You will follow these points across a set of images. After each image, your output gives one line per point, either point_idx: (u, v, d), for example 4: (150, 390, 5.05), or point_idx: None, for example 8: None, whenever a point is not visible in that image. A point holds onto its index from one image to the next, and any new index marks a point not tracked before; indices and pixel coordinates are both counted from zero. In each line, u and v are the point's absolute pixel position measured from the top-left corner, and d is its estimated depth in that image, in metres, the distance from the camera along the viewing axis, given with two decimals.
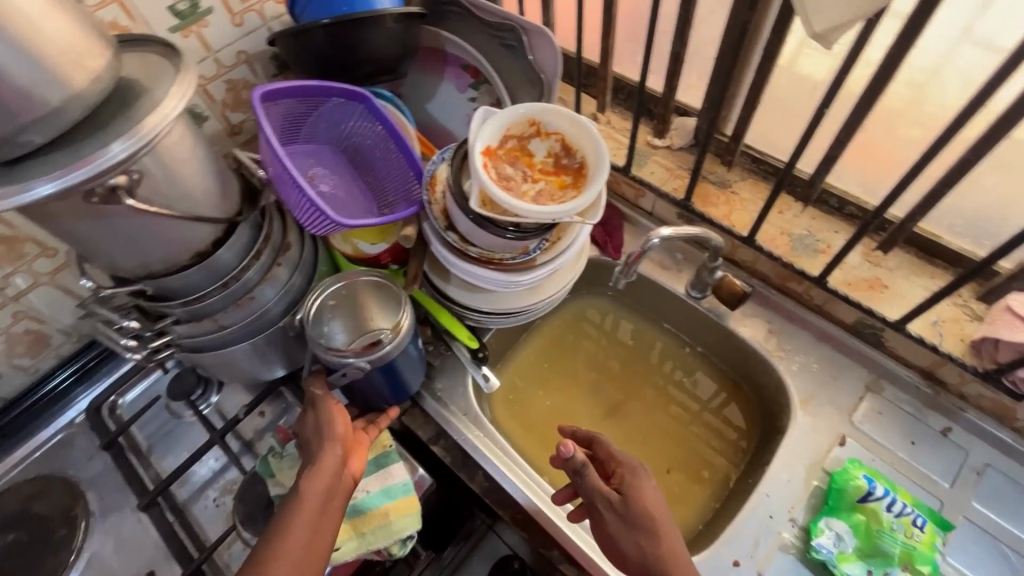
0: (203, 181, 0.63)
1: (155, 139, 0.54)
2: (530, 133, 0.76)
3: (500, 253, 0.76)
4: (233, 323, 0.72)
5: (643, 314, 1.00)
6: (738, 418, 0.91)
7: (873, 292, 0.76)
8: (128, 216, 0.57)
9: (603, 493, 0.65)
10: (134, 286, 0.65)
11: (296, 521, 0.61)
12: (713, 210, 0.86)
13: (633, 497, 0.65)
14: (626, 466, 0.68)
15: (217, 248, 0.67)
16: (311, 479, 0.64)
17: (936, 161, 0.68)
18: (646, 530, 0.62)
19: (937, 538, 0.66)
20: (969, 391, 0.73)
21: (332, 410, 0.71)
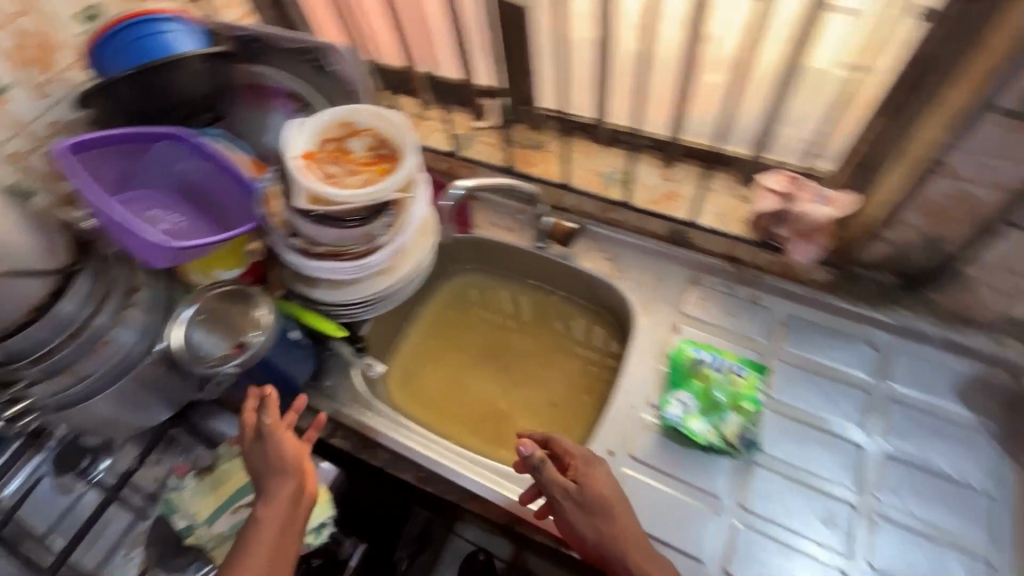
0: (20, 236, 0.66)
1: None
2: (345, 133, 0.83)
3: (347, 244, 0.81)
4: (93, 371, 0.73)
5: (508, 278, 1.10)
6: (606, 341, 1.02)
7: (666, 201, 0.93)
8: None
9: (563, 485, 0.69)
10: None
11: (254, 554, 0.64)
12: (533, 168, 1.00)
13: (593, 491, 0.69)
14: (582, 464, 0.72)
15: (56, 302, 0.69)
16: (265, 511, 0.67)
17: (672, 84, 0.83)
18: (602, 512, 0.67)
19: (756, 380, 0.80)
20: (760, 261, 0.89)
21: (281, 438, 0.72)
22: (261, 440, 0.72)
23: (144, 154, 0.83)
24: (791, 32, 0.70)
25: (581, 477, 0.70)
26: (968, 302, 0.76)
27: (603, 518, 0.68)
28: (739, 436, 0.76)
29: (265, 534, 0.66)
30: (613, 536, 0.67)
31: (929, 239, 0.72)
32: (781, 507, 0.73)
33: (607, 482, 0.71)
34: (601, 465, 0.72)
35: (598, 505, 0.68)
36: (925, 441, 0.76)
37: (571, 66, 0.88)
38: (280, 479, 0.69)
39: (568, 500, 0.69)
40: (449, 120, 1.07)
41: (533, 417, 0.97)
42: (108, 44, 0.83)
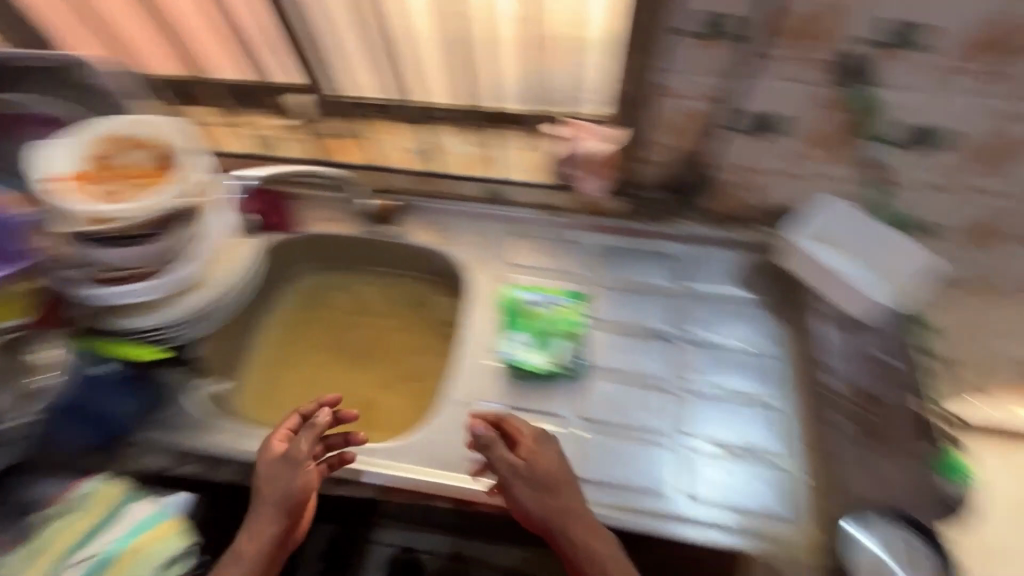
0: None
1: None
2: (113, 149, 0.78)
3: (149, 265, 0.77)
4: None
5: (347, 268, 1.08)
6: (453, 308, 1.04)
7: (473, 166, 1.01)
8: None
9: (519, 465, 0.71)
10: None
11: None
12: (351, 156, 1.04)
13: (547, 477, 0.71)
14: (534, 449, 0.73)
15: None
16: (248, 547, 0.68)
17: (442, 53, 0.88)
18: (549, 488, 0.70)
19: (579, 306, 0.89)
20: (567, 203, 0.99)
21: (288, 472, 0.71)
22: (280, 463, 0.71)
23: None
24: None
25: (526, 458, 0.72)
26: (728, 201, 0.91)
27: (557, 503, 0.69)
28: (570, 358, 0.85)
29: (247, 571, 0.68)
30: (566, 512, 0.69)
31: (680, 153, 0.85)
32: (612, 409, 0.83)
33: (562, 468, 0.72)
34: (549, 443, 0.74)
35: (548, 489, 0.70)
36: (719, 324, 0.89)
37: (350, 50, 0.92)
38: (271, 515, 0.69)
39: (521, 480, 0.71)
40: (252, 125, 1.05)
41: (394, 396, 0.97)
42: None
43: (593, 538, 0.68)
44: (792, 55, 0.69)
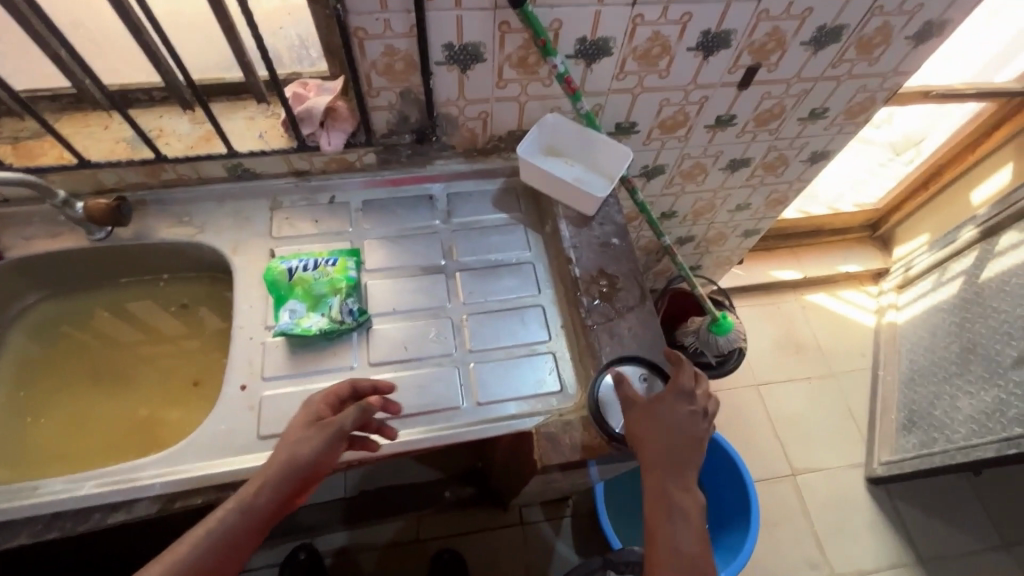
0: None
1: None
2: None
3: None
4: None
5: (93, 289, 0.97)
6: (228, 299, 0.99)
7: (204, 144, 0.92)
8: None
9: (648, 405, 0.76)
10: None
11: (223, 523, 0.65)
12: (44, 158, 0.88)
13: (680, 428, 0.75)
14: (684, 392, 0.76)
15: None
16: (256, 502, 0.66)
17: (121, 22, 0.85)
18: (680, 460, 0.73)
19: (348, 262, 0.90)
20: (320, 166, 0.97)
21: (320, 441, 0.69)
22: (319, 429, 0.69)
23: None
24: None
25: (665, 397, 0.76)
26: (465, 135, 0.98)
27: (673, 447, 0.73)
28: (347, 312, 0.85)
29: (239, 529, 0.66)
30: (668, 458, 0.73)
31: (404, 93, 0.88)
32: (399, 348, 0.86)
33: (692, 427, 0.75)
34: (685, 405, 0.76)
35: (663, 432, 0.74)
36: (486, 248, 0.97)
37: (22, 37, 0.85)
38: (283, 487, 0.67)
39: (637, 414, 0.76)
40: None
41: (181, 405, 0.92)
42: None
43: (678, 495, 0.71)
44: None
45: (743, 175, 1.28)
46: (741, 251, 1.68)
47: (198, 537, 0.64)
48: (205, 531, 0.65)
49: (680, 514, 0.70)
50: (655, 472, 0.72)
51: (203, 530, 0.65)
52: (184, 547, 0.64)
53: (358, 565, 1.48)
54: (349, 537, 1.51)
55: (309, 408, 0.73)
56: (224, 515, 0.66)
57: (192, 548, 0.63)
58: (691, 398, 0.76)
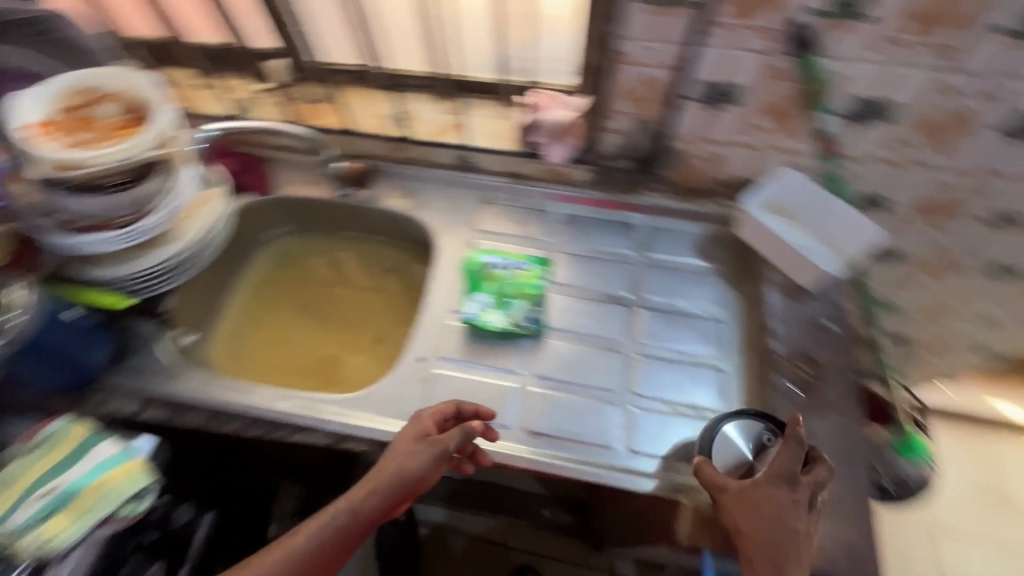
0: None
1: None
2: (88, 101, 0.79)
3: (115, 215, 0.79)
4: None
5: (323, 234, 1.12)
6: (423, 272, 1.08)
7: (445, 133, 1.01)
8: None
9: (743, 487, 0.68)
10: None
11: (332, 519, 0.70)
12: (323, 119, 1.03)
13: (774, 500, 0.66)
14: (798, 480, 0.67)
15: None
16: (364, 505, 0.71)
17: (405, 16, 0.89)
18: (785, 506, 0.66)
19: (539, 271, 0.92)
20: (536, 173, 1.01)
21: (426, 458, 0.72)
22: (427, 448, 0.73)
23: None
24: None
25: (772, 484, 0.68)
26: (688, 172, 0.93)
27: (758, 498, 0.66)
28: (527, 319, 0.87)
29: (347, 528, 0.70)
30: (775, 549, 0.64)
31: (641, 122, 0.87)
32: (566, 368, 0.86)
33: (796, 512, 0.66)
34: (786, 485, 0.67)
35: (761, 502, 0.66)
36: (676, 292, 0.92)
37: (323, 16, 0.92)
38: (392, 492, 0.71)
39: (734, 499, 0.67)
40: (228, 88, 1.05)
41: (364, 354, 1.02)
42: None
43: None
44: (741, 25, 0.71)
45: (1005, 286, 1.04)
46: (961, 368, 1.39)
47: (317, 526, 0.69)
48: (323, 521, 0.70)
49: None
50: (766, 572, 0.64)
51: (317, 520, 0.70)
52: (301, 538, 0.68)
53: (447, 545, 1.53)
54: (447, 516, 1.57)
55: (418, 426, 0.74)
56: (336, 513, 0.70)
57: (308, 538, 0.68)
58: (802, 497, 0.67)
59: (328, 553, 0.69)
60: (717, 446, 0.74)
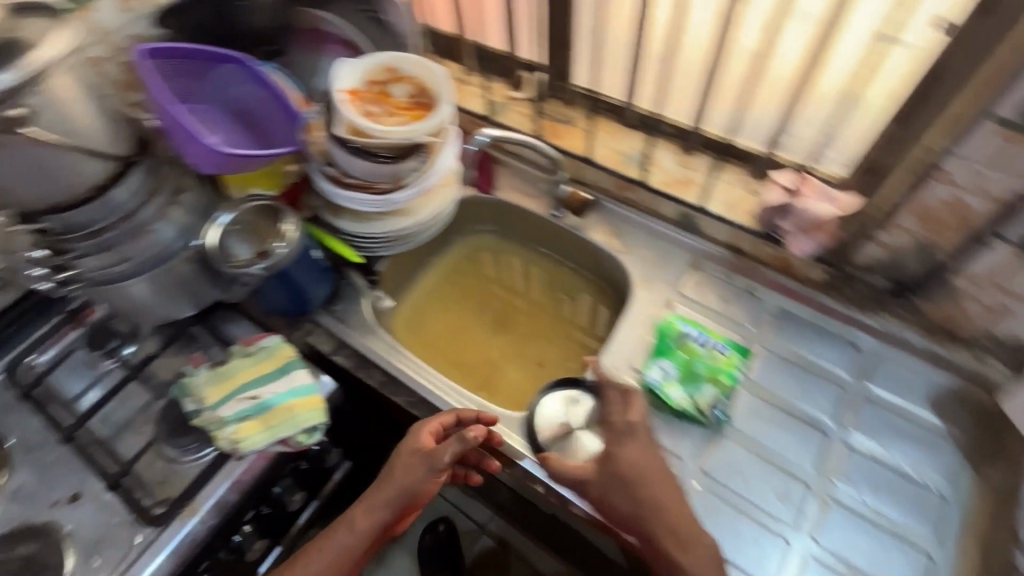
0: (96, 120, 0.71)
1: (37, 66, 0.61)
2: (389, 79, 0.89)
3: (376, 181, 0.88)
4: (136, 256, 0.80)
5: (520, 243, 1.14)
6: (602, 314, 1.07)
7: (679, 186, 0.97)
8: (27, 146, 0.65)
9: (607, 473, 0.70)
10: (36, 223, 0.73)
11: (334, 537, 0.71)
12: (561, 140, 1.06)
13: (643, 457, 0.71)
14: (623, 428, 0.73)
15: (112, 186, 0.75)
16: (361, 523, 0.71)
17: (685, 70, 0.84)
18: (648, 490, 0.69)
19: (737, 360, 0.84)
20: (760, 253, 0.93)
21: (415, 468, 0.73)
22: (425, 461, 0.73)
23: (205, 76, 0.90)
24: (816, 31, 0.70)
25: (616, 447, 0.72)
26: (950, 311, 0.80)
27: (630, 478, 0.69)
28: (712, 408, 0.80)
29: (350, 547, 0.71)
30: (661, 508, 0.68)
31: (919, 244, 0.77)
32: (737, 477, 0.78)
33: (650, 450, 0.72)
34: (633, 444, 0.72)
35: (631, 480, 0.69)
36: (890, 440, 0.80)
37: (602, 49, 0.91)
38: (387, 504, 0.72)
39: (602, 487, 0.70)
40: (488, 88, 1.13)
41: (523, 372, 1.03)
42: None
43: (691, 549, 0.67)
44: None
45: None
46: None
47: (316, 542, 0.71)
48: (325, 539, 0.71)
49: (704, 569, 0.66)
50: (658, 537, 0.67)
51: (319, 539, 0.72)
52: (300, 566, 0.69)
53: None
54: None
55: (405, 441, 0.76)
56: (335, 534, 0.71)
57: (308, 555, 0.70)
58: (628, 419, 0.74)
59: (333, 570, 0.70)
60: (567, 442, 0.82)
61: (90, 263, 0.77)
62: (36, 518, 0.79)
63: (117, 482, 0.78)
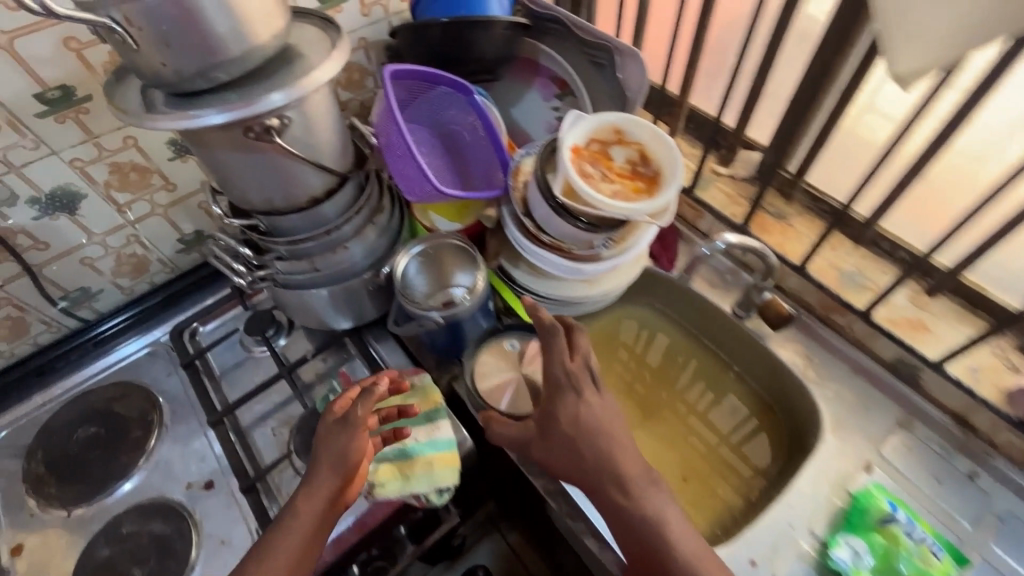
0: (331, 136, 0.70)
1: (306, 87, 0.59)
2: (613, 140, 0.82)
3: (569, 244, 0.82)
4: (326, 269, 0.80)
5: (683, 330, 1.02)
6: (761, 441, 0.91)
7: (913, 329, 0.82)
8: (269, 154, 0.65)
9: (543, 425, 0.68)
10: (250, 219, 0.74)
11: (288, 525, 0.66)
12: (769, 236, 0.94)
13: (587, 415, 0.67)
14: (564, 379, 0.68)
15: (324, 200, 0.74)
16: (304, 507, 0.67)
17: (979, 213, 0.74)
18: (596, 446, 0.66)
19: (953, 570, 0.70)
20: (1000, 440, 0.77)
21: (341, 437, 0.69)
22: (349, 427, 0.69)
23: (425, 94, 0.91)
24: None
25: (558, 403, 0.68)
26: None
27: (573, 436, 0.66)
28: None
29: (299, 533, 0.66)
30: (611, 461, 0.66)
31: None
32: None
33: (600, 405, 0.67)
34: (575, 396, 0.68)
35: (573, 436, 0.66)
36: None
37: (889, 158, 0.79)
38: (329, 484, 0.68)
39: (543, 447, 0.69)
40: (695, 157, 1.04)
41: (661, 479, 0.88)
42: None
43: (646, 495, 0.65)
44: None
45: None
46: None
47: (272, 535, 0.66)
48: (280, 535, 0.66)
49: (660, 514, 0.64)
50: (605, 491, 0.65)
51: (271, 537, 0.66)
52: (260, 556, 0.65)
53: None
54: None
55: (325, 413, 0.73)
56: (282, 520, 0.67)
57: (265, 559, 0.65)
58: (571, 367, 0.69)
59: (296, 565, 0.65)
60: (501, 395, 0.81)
61: (282, 266, 0.77)
62: (171, 495, 0.81)
63: (250, 487, 0.78)
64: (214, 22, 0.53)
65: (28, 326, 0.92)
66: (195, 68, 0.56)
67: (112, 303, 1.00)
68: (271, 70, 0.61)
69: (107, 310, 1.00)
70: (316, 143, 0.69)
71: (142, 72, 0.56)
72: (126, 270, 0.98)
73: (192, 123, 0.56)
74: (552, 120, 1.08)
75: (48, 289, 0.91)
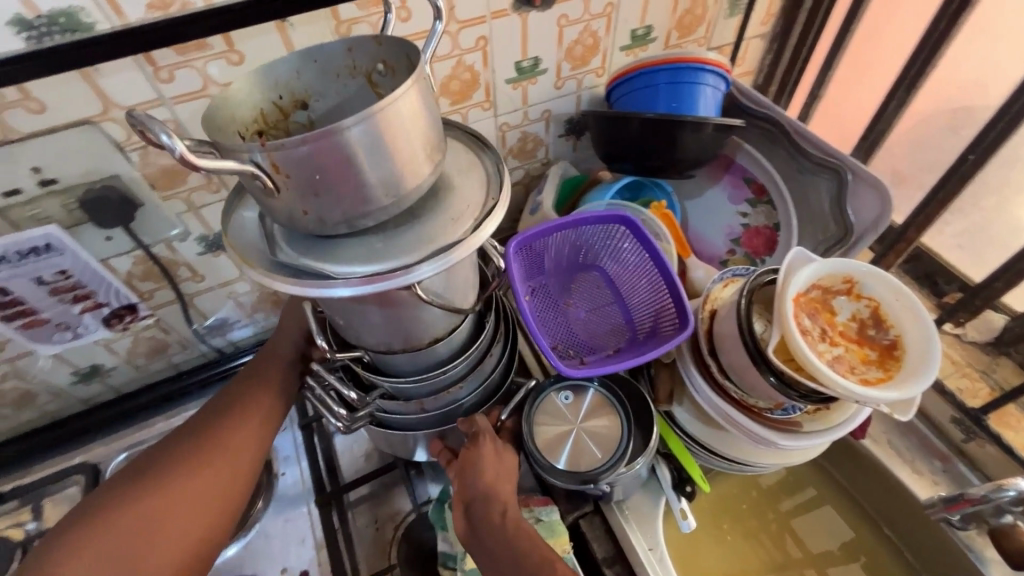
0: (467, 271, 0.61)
1: (459, 254, 0.49)
2: (839, 289, 0.68)
3: (755, 400, 0.69)
4: (434, 409, 0.72)
5: (856, 506, 0.84)
6: None
7: None
8: (409, 303, 0.57)
9: (463, 464, 0.68)
10: (355, 353, 0.66)
11: (258, 377, 0.75)
12: (1010, 432, 0.79)
13: (486, 462, 0.67)
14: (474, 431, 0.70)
15: (443, 339, 0.65)
16: (271, 353, 0.77)
17: None
18: (484, 491, 0.65)
19: None
20: None
21: (290, 340, 0.77)
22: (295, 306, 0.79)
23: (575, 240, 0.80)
24: None
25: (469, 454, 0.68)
26: None
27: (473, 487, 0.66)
28: None
29: (269, 374, 0.75)
30: (496, 520, 0.63)
31: None
32: None
33: (489, 456, 0.67)
34: (485, 451, 0.67)
35: (473, 485, 0.66)
36: None
37: None
38: (264, 403, 0.73)
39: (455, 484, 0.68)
40: None
41: None
42: (634, 79, 0.81)
43: (515, 534, 0.61)
44: None
45: None
46: None
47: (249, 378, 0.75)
48: (198, 468, 0.66)
49: (526, 551, 0.60)
50: (479, 540, 0.63)
51: (250, 376, 0.75)
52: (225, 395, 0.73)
53: None
54: None
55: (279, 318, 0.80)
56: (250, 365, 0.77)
57: (212, 438, 0.68)
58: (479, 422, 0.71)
59: (268, 406, 0.73)
60: (561, 450, 0.70)
61: (387, 405, 0.70)
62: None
63: None
64: (367, 171, 0.46)
65: (166, 347, 0.92)
66: (340, 217, 0.48)
67: (243, 335, 0.99)
68: (419, 212, 0.53)
69: (236, 344, 0.99)
70: (455, 284, 0.60)
71: (276, 216, 0.50)
72: (264, 305, 0.96)
73: (323, 293, 0.48)
74: (734, 226, 0.92)
75: (191, 316, 0.90)
